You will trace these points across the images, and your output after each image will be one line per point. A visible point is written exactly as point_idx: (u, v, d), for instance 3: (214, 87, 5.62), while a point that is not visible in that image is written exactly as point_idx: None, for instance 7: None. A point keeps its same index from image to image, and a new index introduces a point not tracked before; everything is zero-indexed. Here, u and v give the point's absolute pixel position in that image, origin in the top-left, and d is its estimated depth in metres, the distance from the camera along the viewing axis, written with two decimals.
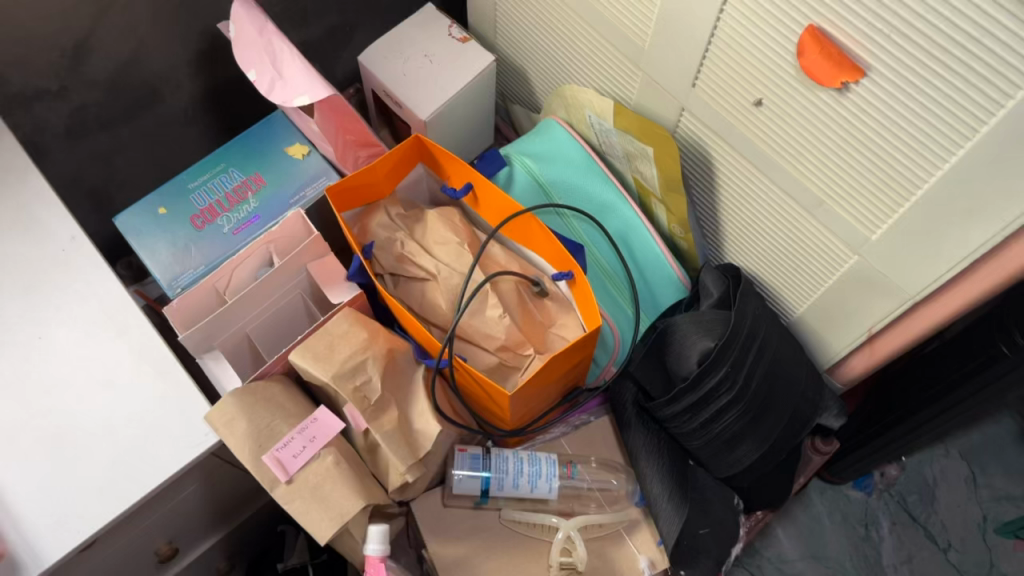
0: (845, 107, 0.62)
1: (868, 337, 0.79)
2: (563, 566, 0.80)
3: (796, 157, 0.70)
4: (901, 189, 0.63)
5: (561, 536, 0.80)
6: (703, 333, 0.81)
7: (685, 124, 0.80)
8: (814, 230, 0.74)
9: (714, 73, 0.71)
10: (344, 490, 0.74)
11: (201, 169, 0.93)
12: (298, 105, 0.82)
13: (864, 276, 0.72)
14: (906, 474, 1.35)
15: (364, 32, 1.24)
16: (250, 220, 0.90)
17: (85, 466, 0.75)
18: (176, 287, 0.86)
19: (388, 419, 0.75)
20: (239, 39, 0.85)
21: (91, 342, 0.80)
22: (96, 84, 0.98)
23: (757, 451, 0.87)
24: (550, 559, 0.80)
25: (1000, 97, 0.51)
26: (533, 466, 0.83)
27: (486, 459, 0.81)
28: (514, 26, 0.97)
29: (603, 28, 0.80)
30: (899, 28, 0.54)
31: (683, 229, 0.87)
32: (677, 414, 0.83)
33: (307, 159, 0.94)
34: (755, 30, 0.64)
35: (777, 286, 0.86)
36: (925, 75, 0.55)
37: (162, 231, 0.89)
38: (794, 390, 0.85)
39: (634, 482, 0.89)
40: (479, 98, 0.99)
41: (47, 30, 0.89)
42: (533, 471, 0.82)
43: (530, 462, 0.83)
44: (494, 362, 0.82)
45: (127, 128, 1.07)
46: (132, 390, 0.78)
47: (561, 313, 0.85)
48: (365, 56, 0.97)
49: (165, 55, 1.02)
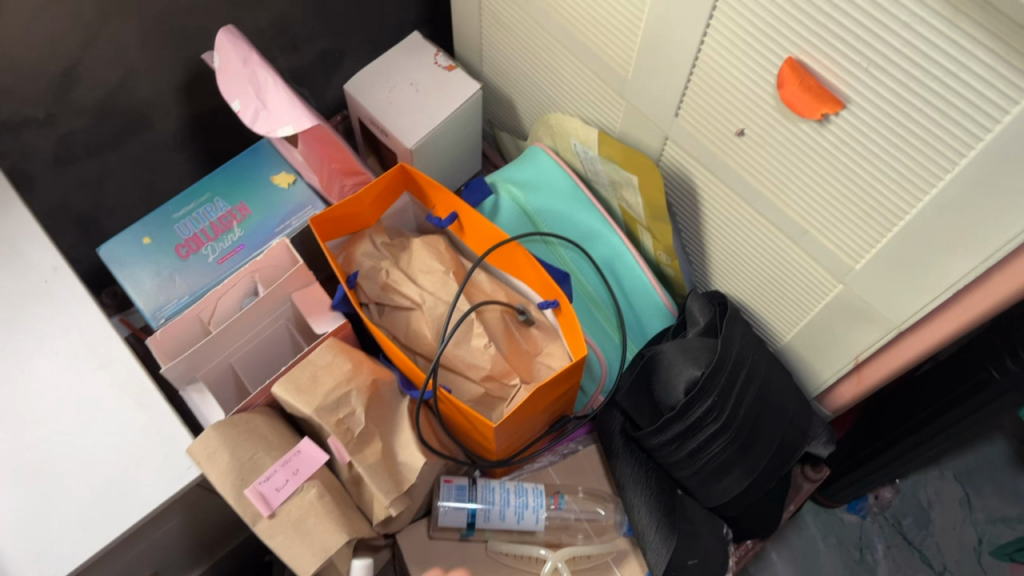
0: (827, 139, 0.62)
1: (855, 365, 0.78)
2: None
3: (780, 187, 0.70)
4: (884, 219, 0.62)
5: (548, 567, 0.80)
6: (689, 362, 0.80)
7: (669, 153, 0.80)
8: (800, 258, 0.74)
9: (696, 103, 0.71)
10: (328, 525, 0.74)
11: (186, 199, 0.93)
12: (281, 136, 0.82)
13: (849, 306, 0.72)
14: (900, 496, 1.34)
15: (355, 58, 1.24)
16: (235, 249, 0.90)
17: (67, 501, 0.74)
18: (159, 316, 0.85)
19: (371, 451, 0.75)
20: (223, 70, 0.85)
21: (73, 374, 0.79)
22: (85, 112, 0.98)
23: (746, 479, 0.86)
24: None
25: (978, 131, 0.51)
26: (519, 497, 0.82)
27: (472, 490, 0.80)
28: (499, 55, 0.97)
29: (587, 57, 0.81)
30: (876, 62, 0.53)
31: (670, 256, 0.87)
32: (664, 444, 0.82)
33: (293, 188, 0.94)
34: (735, 62, 0.64)
35: (765, 313, 0.86)
36: (903, 108, 0.54)
37: (146, 261, 0.88)
38: (782, 418, 0.85)
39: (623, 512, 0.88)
40: (466, 125, 0.99)
41: (34, 60, 0.89)
42: (520, 503, 0.81)
43: (517, 494, 0.82)
44: (479, 393, 0.81)
45: (115, 155, 1.06)
46: (114, 424, 0.78)
47: (547, 342, 0.85)
48: (350, 84, 0.96)
49: (153, 82, 1.02)
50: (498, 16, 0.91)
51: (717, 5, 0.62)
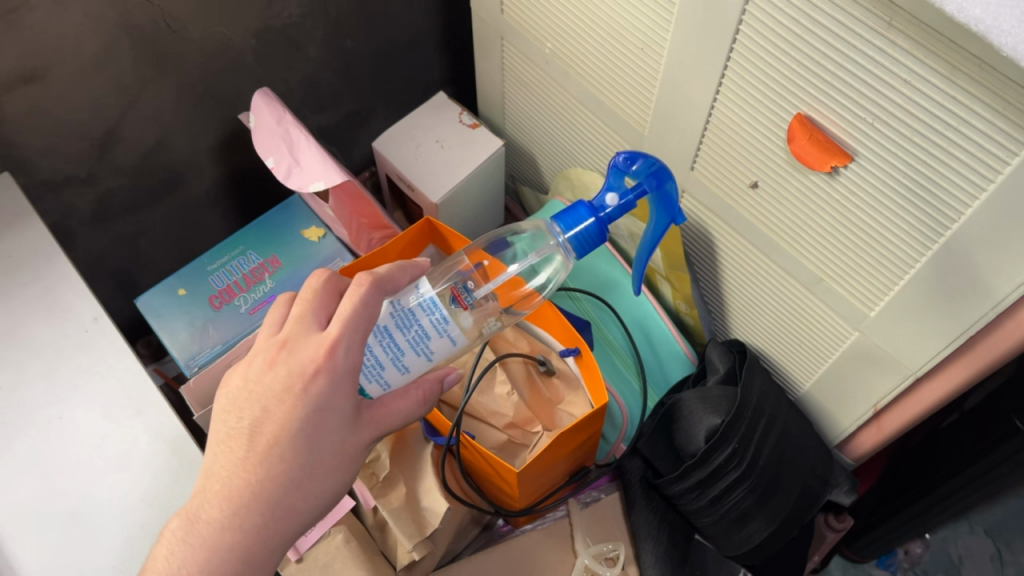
0: (836, 190, 0.64)
1: (874, 412, 0.79)
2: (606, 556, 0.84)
3: (794, 238, 0.72)
4: (896, 267, 0.64)
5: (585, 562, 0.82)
6: (710, 410, 0.81)
7: (687, 205, 0.82)
8: (815, 306, 0.75)
9: (711, 158, 0.74)
10: (353, 568, 0.75)
11: (219, 252, 0.96)
12: (313, 191, 0.86)
13: (865, 353, 0.73)
14: (931, 552, 1.32)
15: (381, 117, 1.29)
16: (267, 300, 0.93)
17: (99, 546, 0.72)
18: (193, 365, 0.88)
19: (395, 496, 0.78)
20: (257, 128, 0.89)
21: (110, 421, 0.79)
22: (122, 171, 1.02)
23: (768, 527, 0.87)
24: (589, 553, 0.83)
25: (982, 182, 0.53)
26: (404, 329, 0.64)
27: (376, 360, 0.64)
28: (519, 113, 1.01)
29: (606, 114, 0.84)
30: (881, 116, 0.56)
31: (689, 305, 0.89)
32: (686, 491, 0.83)
33: (323, 241, 0.97)
34: (747, 119, 0.67)
35: (784, 362, 0.87)
36: (908, 160, 0.57)
37: (181, 311, 0.92)
38: (803, 467, 0.85)
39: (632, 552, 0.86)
40: (490, 180, 1.02)
41: (80, 124, 0.93)
42: (411, 338, 0.64)
43: (381, 343, 0.64)
44: (503, 439, 0.83)
45: (150, 211, 1.10)
46: (147, 469, 0.76)
47: (568, 391, 0.85)
48: (379, 142, 1.01)
49: (188, 143, 1.06)
50: (519, 75, 0.95)
51: (728, 65, 0.65)
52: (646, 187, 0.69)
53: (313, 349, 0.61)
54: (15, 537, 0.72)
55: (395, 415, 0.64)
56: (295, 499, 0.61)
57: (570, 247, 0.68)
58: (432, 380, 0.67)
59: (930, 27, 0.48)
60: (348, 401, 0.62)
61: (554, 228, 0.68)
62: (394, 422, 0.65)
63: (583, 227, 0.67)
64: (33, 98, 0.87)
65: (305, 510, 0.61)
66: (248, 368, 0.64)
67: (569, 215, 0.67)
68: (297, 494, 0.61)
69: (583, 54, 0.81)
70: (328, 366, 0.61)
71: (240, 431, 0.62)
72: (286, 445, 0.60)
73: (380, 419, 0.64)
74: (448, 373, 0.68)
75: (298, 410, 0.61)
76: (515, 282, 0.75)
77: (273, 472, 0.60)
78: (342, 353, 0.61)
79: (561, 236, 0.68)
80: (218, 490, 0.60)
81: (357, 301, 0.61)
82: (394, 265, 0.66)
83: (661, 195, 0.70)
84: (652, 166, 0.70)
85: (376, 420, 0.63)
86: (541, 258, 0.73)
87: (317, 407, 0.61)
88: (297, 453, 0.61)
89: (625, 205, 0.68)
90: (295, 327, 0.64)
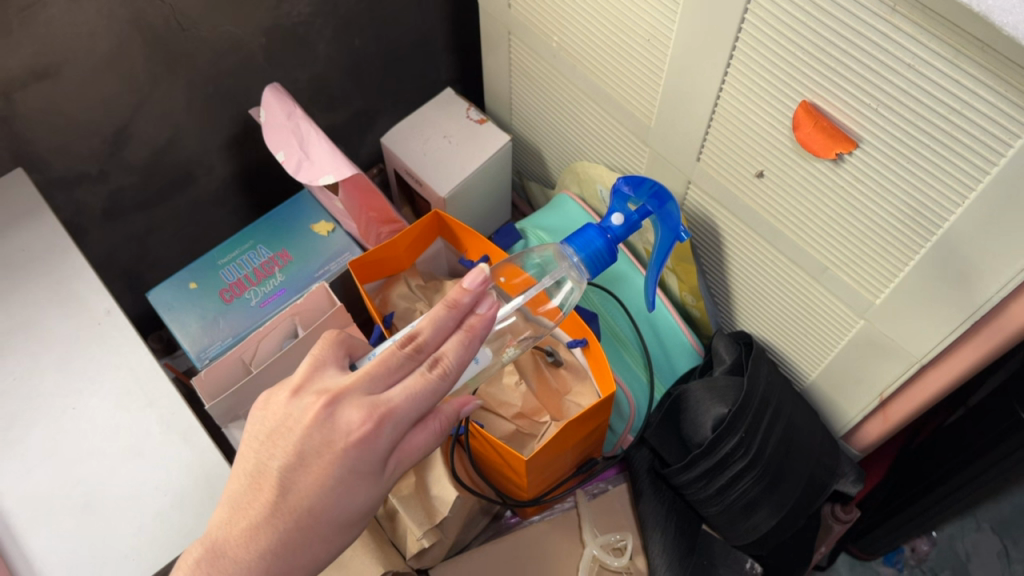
0: (841, 177, 0.65)
1: (880, 402, 0.80)
2: (614, 547, 0.85)
3: (800, 227, 0.73)
4: (901, 254, 0.65)
5: (593, 553, 0.83)
6: (716, 400, 0.82)
7: (693, 197, 0.83)
8: (820, 296, 0.76)
9: (717, 148, 0.75)
10: (364, 558, 0.76)
11: (229, 246, 0.97)
12: (323, 184, 0.87)
13: (870, 341, 0.73)
14: (937, 550, 1.32)
15: (389, 116, 1.30)
16: (276, 293, 0.94)
17: (112, 535, 0.73)
18: (204, 358, 0.89)
19: (405, 484, 0.79)
20: (268, 123, 0.91)
21: (122, 413, 0.79)
22: (133, 169, 1.03)
23: (775, 517, 0.87)
24: (597, 546, 0.84)
25: (984, 165, 0.53)
26: None
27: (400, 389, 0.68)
28: (526, 108, 1.02)
29: (612, 108, 0.85)
30: (885, 102, 0.57)
31: (695, 297, 0.91)
32: (692, 481, 0.84)
33: (332, 236, 0.98)
34: (752, 108, 0.68)
35: (790, 353, 0.87)
36: (912, 145, 0.57)
37: (192, 304, 0.93)
38: (808, 456, 0.86)
39: (638, 540, 0.87)
40: (498, 174, 1.03)
41: (91, 121, 0.94)
42: None
43: None
44: (511, 429, 0.84)
45: (161, 209, 1.11)
46: (159, 459, 0.77)
47: (575, 381, 0.86)
48: (387, 137, 1.02)
49: (199, 141, 1.07)
50: (525, 68, 0.96)
51: (734, 55, 0.66)
52: (648, 209, 0.78)
53: (361, 407, 0.58)
54: (32, 530, 0.73)
55: (416, 451, 0.61)
56: (319, 552, 0.59)
57: (583, 267, 0.76)
58: (452, 411, 0.64)
59: (932, 11, 0.49)
60: (379, 463, 0.59)
61: (567, 251, 0.76)
62: (414, 457, 0.62)
63: (593, 247, 0.76)
64: (47, 95, 0.88)
65: (321, 558, 0.60)
66: (295, 404, 0.60)
67: (580, 237, 0.76)
68: (320, 545, 0.59)
69: (590, 47, 0.82)
70: (373, 434, 0.58)
71: (271, 473, 0.59)
72: (316, 499, 0.58)
73: (403, 455, 0.61)
74: (466, 402, 0.65)
75: (335, 468, 0.58)
76: (542, 297, 0.79)
77: (302, 524, 0.58)
78: (389, 428, 0.58)
79: (574, 256, 0.76)
80: (246, 528, 0.58)
81: (429, 390, 0.59)
82: (460, 340, 0.61)
83: (663, 216, 0.78)
84: (653, 188, 0.78)
85: (398, 449, 0.61)
86: (554, 281, 0.78)
87: (349, 460, 0.58)
88: (328, 509, 0.58)
89: (629, 224, 0.78)
90: (356, 385, 0.59)
